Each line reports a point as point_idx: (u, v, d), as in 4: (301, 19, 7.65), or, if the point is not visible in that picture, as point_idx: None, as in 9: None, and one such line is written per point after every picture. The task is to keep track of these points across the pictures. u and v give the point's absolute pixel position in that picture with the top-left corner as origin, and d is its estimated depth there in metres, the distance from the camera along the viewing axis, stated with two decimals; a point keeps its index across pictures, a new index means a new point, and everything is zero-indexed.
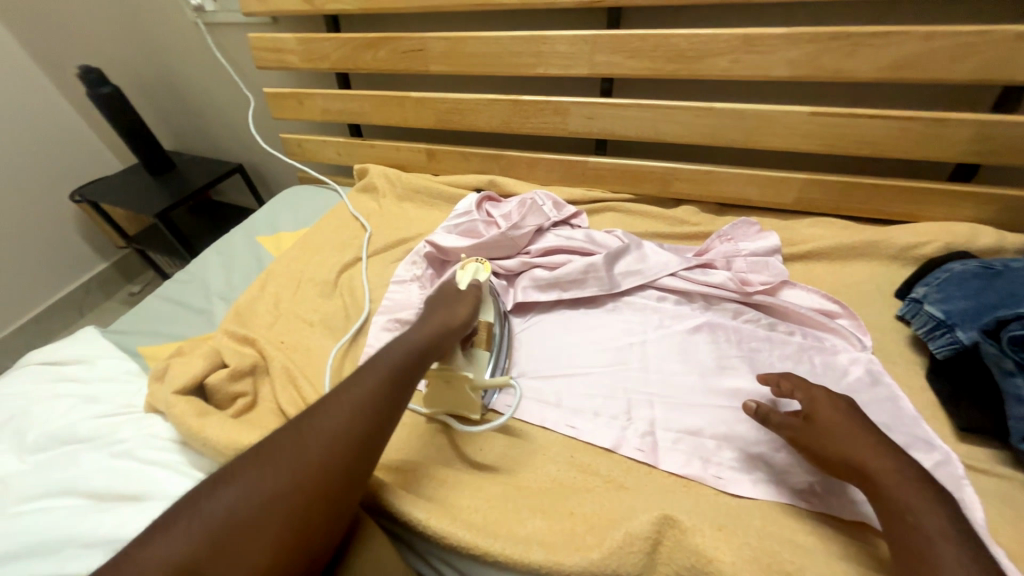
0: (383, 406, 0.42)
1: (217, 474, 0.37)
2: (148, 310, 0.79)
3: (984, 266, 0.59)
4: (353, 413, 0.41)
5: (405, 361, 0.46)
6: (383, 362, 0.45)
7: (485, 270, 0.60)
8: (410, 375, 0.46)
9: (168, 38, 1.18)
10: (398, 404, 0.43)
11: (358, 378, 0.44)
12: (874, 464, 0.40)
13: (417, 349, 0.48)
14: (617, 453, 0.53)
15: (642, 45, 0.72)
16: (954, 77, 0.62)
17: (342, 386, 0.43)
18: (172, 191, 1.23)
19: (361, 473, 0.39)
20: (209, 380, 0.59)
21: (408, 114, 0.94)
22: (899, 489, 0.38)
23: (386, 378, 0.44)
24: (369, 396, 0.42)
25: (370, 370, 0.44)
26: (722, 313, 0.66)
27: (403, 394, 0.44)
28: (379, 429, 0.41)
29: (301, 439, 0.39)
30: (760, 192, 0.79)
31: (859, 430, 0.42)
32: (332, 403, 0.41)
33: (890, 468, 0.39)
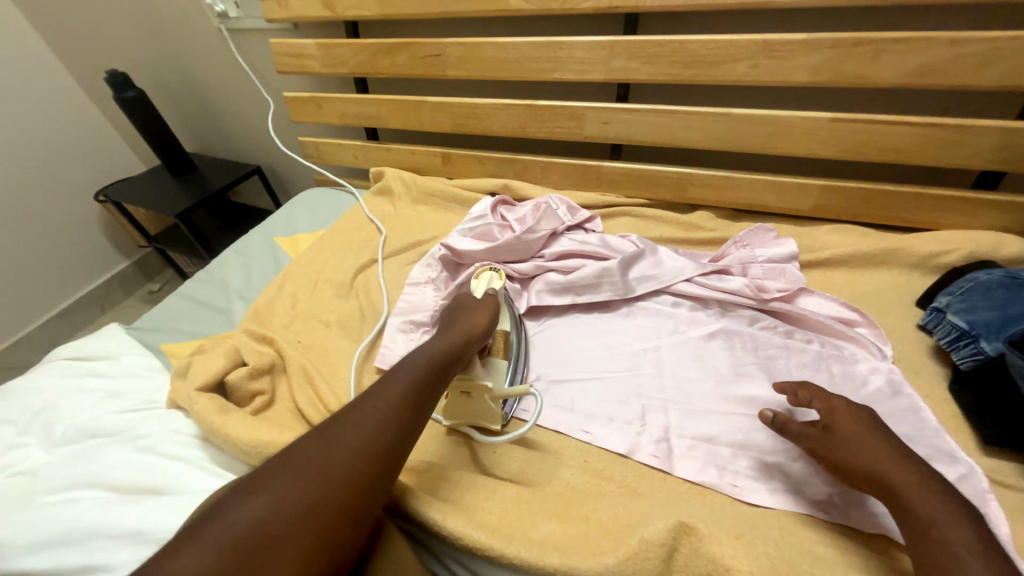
0: (407, 415, 0.43)
1: (242, 481, 0.37)
2: (171, 308, 0.80)
3: (1010, 276, 0.58)
4: (379, 420, 0.42)
5: (428, 369, 0.48)
6: (407, 371, 0.47)
7: (499, 279, 0.65)
8: (433, 384, 0.47)
9: (192, 43, 1.21)
10: (421, 413, 0.45)
11: (381, 387, 0.45)
12: (898, 476, 0.39)
13: (439, 357, 0.49)
14: (631, 459, 0.52)
15: (659, 51, 0.72)
16: (980, 83, 0.61)
17: (366, 394, 0.44)
18: (192, 192, 1.26)
19: (386, 479, 0.40)
20: (230, 377, 0.61)
21: (425, 118, 0.95)
22: (923, 502, 0.37)
23: (411, 387, 0.45)
24: (395, 405, 0.43)
25: (395, 379, 0.46)
26: (738, 319, 0.66)
27: (426, 403, 0.46)
28: (404, 437, 0.42)
29: (329, 446, 0.39)
30: (777, 198, 0.79)
31: (882, 443, 0.42)
32: (359, 410, 0.42)
33: (914, 481, 0.39)
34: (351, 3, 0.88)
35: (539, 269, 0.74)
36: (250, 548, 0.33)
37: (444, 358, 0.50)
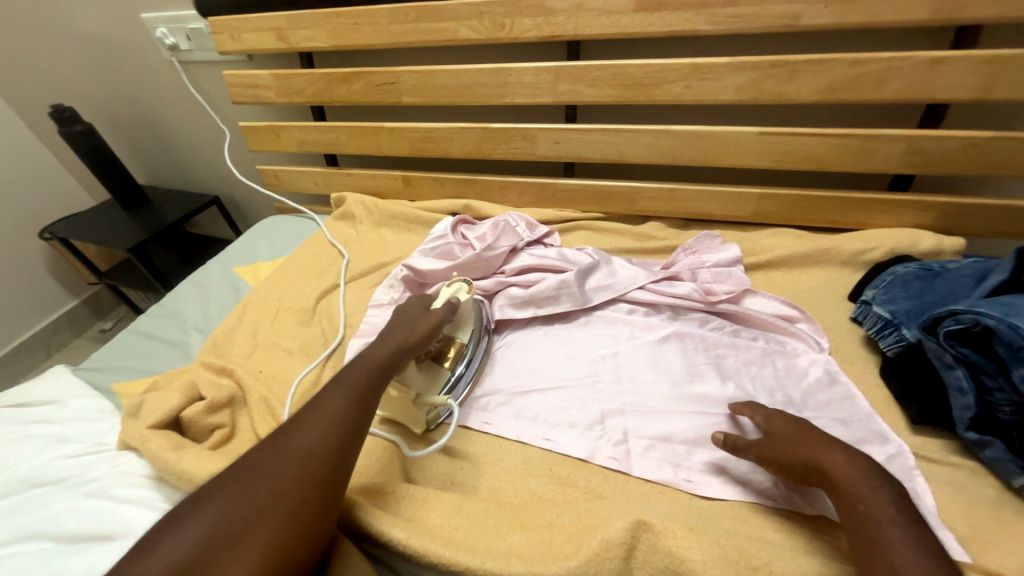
0: (348, 426, 0.46)
1: (200, 492, 0.41)
2: (124, 345, 0.78)
3: (924, 268, 0.64)
4: (327, 426, 0.45)
5: (370, 376, 0.51)
6: (350, 380, 0.50)
7: (467, 291, 0.66)
8: (375, 387, 0.51)
9: (142, 76, 1.19)
10: (365, 422, 0.47)
11: (321, 403, 0.47)
12: (823, 459, 0.43)
13: (381, 364, 0.53)
14: (592, 463, 0.55)
15: (602, 75, 0.77)
16: (885, 97, 0.68)
17: (306, 412, 0.47)
18: (146, 225, 1.23)
19: (340, 480, 0.43)
20: (185, 413, 0.59)
21: (383, 143, 0.96)
22: (852, 481, 0.40)
23: (355, 393, 0.49)
24: (341, 412, 0.47)
25: (339, 388, 0.49)
26: (689, 322, 0.69)
27: (368, 412, 0.48)
28: (352, 438, 0.46)
29: (281, 453, 0.43)
30: (721, 206, 0.84)
31: (806, 433, 0.46)
32: (300, 428, 0.45)
33: (841, 462, 0.42)
34: (304, 34, 0.90)
35: (500, 287, 0.76)
36: (209, 549, 0.36)
37: (384, 364, 0.53)
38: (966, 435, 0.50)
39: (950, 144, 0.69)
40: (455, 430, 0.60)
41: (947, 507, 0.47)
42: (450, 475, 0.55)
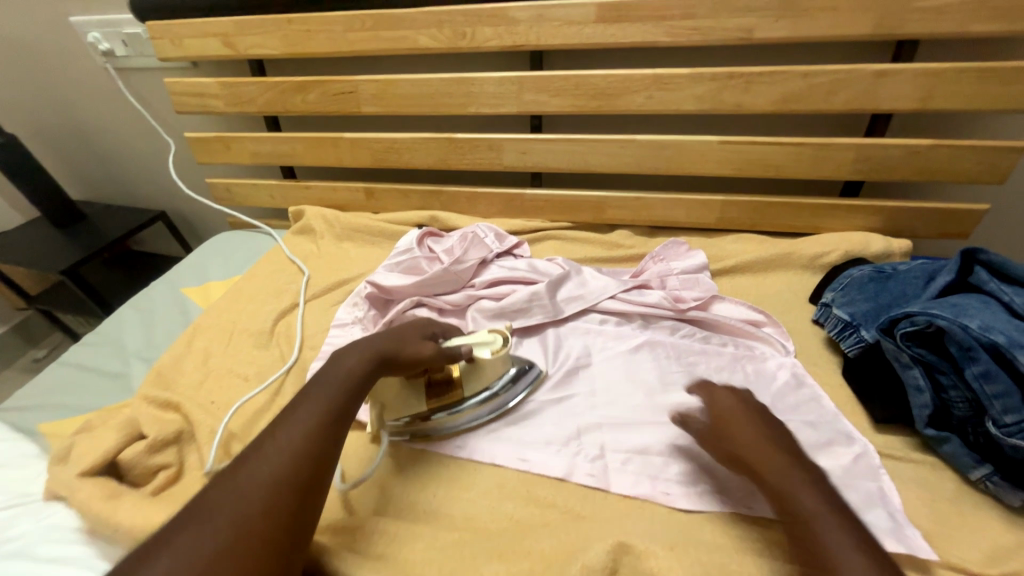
0: (311, 461, 0.42)
1: (147, 544, 0.35)
2: (52, 380, 0.70)
3: (877, 271, 0.67)
4: (294, 457, 0.41)
5: (339, 401, 0.47)
6: (318, 405, 0.46)
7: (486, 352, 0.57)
8: (343, 414, 0.47)
9: (73, 85, 1.11)
10: (333, 452, 0.44)
11: (282, 430, 0.43)
12: (757, 448, 0.45)
13: (352, 387, 0.49)
14: (571, 481, 0.53)
15: (565, 85, 0.77)
16: (833, 107, 0.71)
17: (264, 442, 0.42)
18: (81, 244, 1.13)
19: (307, 517, 0.40)
20: (124, 455, 0.53)
21: (343, 154, 0.93)
22: (779, 473, 0.42)
23: (324, 420, 0.45)
24: (309, 441, 0.43)
25: (307, 413, 0.45)
26: (661, 330, 0.70)
27: (337, 440, 0.45)
28: (321, 471, 0.42)
29: (243, 490, 0.38)
30: (686, 213, 0.85)
31: (746, 417, 0.48)
32: (258, 460, 0.40)
33: (771, 456, 0.44)
34: (254, 41, 0.86)
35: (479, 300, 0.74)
36: None
37: (357, 376, 0.49)
38: (926, 432, 0.52)
39: (893, 152, 0.73)
40: (427, 456, 0.57)
41: (911, 504, 0.49)
42: (422, 505, 0.52)
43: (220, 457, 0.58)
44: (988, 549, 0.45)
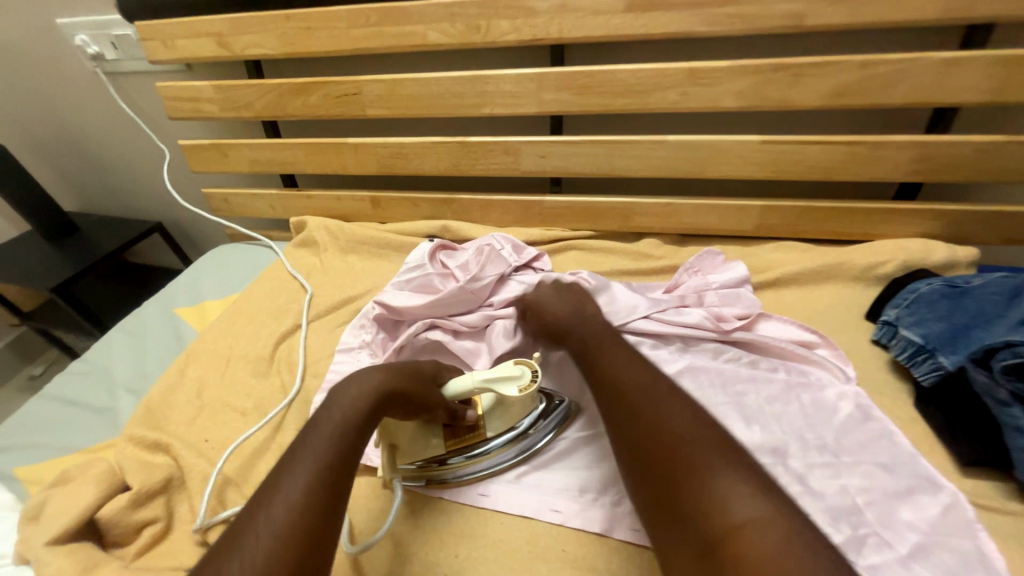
0: (299, 551, 0.33)
1: None
2: (32, 416, 0.64)
3: (948, 285, 0.58)
4: (277, 547, 0.32)
5: (334, 464, 0.38)
6: (309, 471, 0.37)
7: (508, 390, 0.48)
8: (340, 479, 0.38)
9: (63, 91, 1.05)
10: (332, 520, 0.36)
11: (262, 510, 0.34)
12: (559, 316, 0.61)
13: (349, 440, 0.40)
14: (611, 538, 0.46)
15: (589, 82, 0.70)
16: (893, 101, 0.63)
17: (242, 525, 0.34)
18: (74, 259, 1.07)
19: None
20: (103, 513, 0.47)
21: (347, 161, 0.86)
22: (574, 325, 0.58)
23: (317, 492, 0.36)
24: (297, 523, 0.34)
25: (293, 483, 0.36)
26: (702, 354, 0.62)
27: (334, 515, 0.36)
28: (313, 563, 0.33)
29: None
30: (721, 220, 0.78)
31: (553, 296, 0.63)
32: (233, 554, 0.32)
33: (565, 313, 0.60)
34: (249, 40, 0.79)
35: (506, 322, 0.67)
36: None
37: (354, 425, 0.41)
38: None
39: (959, 150, 0.65)
40: (446, 506, 0.50)
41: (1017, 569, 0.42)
42: (442, 568, 0.45)
43: (214, 507, 0.52)
44: None
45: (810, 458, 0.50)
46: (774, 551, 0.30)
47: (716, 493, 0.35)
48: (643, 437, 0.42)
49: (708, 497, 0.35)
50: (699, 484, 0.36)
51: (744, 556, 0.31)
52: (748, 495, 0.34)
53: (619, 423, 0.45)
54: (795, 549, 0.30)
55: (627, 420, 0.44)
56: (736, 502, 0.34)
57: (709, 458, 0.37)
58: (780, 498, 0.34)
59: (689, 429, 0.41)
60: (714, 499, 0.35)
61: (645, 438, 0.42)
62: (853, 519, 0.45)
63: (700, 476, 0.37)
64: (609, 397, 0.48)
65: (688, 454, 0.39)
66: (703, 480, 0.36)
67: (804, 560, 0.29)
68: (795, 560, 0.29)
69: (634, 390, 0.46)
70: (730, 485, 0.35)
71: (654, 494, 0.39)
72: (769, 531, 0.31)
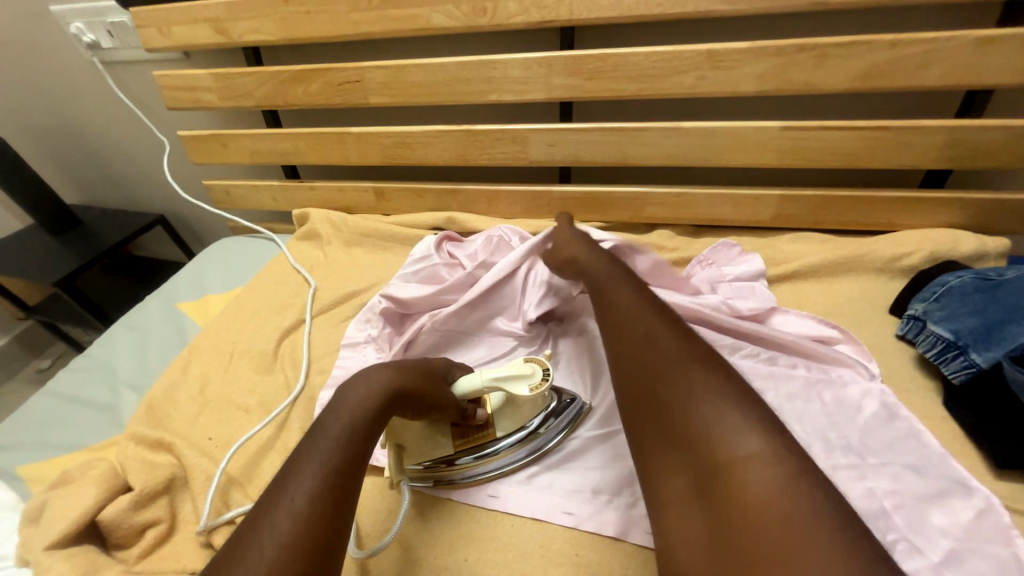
0: (305, 559, 0.31)
1: None
2: (35, 413, 0.63)
3: (981, 276, 0.55)
4: (283, 554, 0.31)
5: (342, 467, 0.36)
6: (316, 474, 0.35)
7: (519, 389, 0.47)
8: (348, 480, 0.36)
9: (60, 82, 1.03)
10: (340, 524, 0.34)
11: (267, 518, 0.32)
12: (579, 251, 0.58)
13: (356, 440, 0.38)
14: (626, 541, 0.45)
15: (601, 66, 0.67)
16: (924, 83, 0.60)
17: (246, 534, 0.32)
18: (76, 252, 1.06)
19: None
20: (105, 514, 0.46)
21: (350, 151, 0.84)
22: (586, 259, 0.56)
23: (323, 496, 0.34)
24: (304, 529, 0.32)
25: (299, 487, 0.34)
26: (719, 350, 0.59)
27: (343, 519, 0.35)
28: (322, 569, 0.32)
29: None
30: (737, 211, 0.75)
31: (577, 236, 0.61)
32: (237, 565, 0.30)
33: (578, 249, 0.58)
34: (247, 26, 0.77)
35: (517, 317, 0.65)
36: None
37: (362, 426, 0.39)
38: None
39: (993, 135, 0.62)
40: (455, 507, 0.49)
41: None
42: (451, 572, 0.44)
43: (218, 508, 0.51)
44: None
45: (833, 459, 0.47)
46: (772, 490, 0.29)
47: (718, 424, 0.33)
48: (648, 364, 0.40)
49: (704, 428, 0.33)
50: (691, 410, 0.35)
51: (738, 488, 0.30)
52: (751, 429, 0.32)
53: (621, 353, 0.43)
54: (796, 491, 0.28)
55: (632, 347, 0.43)
56: (736, 435, 0.32)
57: (708, 390, 0.35)
58: (787, 438, 0.32)
59: (692, 358, 0.38)
60: (713, 430, 0.33)
61: (649, 366, 0.40)
62: (880, 524, 0.43)
63: (702, 405, 0.35)
64: (616, 326, 0.46)
65: (692, 381, 0.36)
66: (706, 410, 0.34)
67: (804, 503, 0.28)
68: (794, 503, 0.28)
69: (639, 321, 0.44)
70: (728, 416, 0.33)
71: (648, 421, 0.38)
72: (768, 467, 0.30)
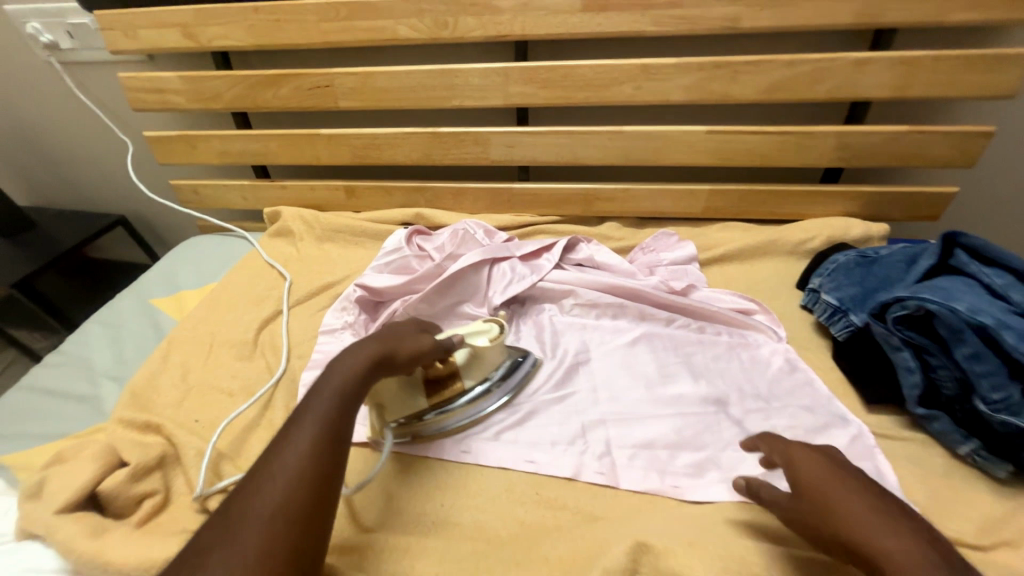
0: (309, 483, 0.37)
1: None
2: (13, 406, 0.65)
3: (862, 255, 0.68)
4: (291, 479, 0.37)
5: (337, 414, 0.43)
6: (314, 420, 0.42)
7: (483, 337, 0.58)
8: (342, 423, 0.43)
9: (12, 82, 1.01)
10: (337, 457, 0.40)
11: (273, 457, 0.39)
12: (848, 501, 0.37)
13: (348, 393, 0.45)
14: (579, 480, 0.53)
15: (551, 76, 0.75)
16: (818, 95, 0.72)
17: (258, 471, 0.38)
18: (30, 254, 1.04)
19: (314, 537, 0.36)
20: (103, 486, 0.50)
21: (320, 152, 0.88)
22: (853, 511, 0.37)
23: (320, 435, 0.40)
24: (304, 460, 0.39)
25: (301, 430, 0.41)
26: (656, 321, 0.70)
27: (341, 453, 0.41)
28: (326, 490, 0.38)
29: (235, 526, 0.34)
30: (675, 204, 0.86)
31: (831, 475, 0.40)
32: (253, 493, 0.36)
33: (846, 498, 0.37)
34: (217, 32, 0.80)
35: (485, 303, 0.72)
36: None
37: (352, 387, 0.45)
38: (917, 411, 0.53)
39: (871, 139, 0.75)
40: (431, 464, 0.55)
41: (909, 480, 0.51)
42: (429, 515, 0.51)
43: (210, 479, 0.55)
44: (982, 520, 0.47)
45: (746, 405, 0.58)
46: None
47: None
48: None
49: None
50: None
51: None
52: None
53: None
54: None
55: None
56: None
57: None
58: None
59: None
60: None
61: None
62: None
63: None
64: None
65: None
66: None
67: None
68: None
69: None
70: None
71: None
72: None
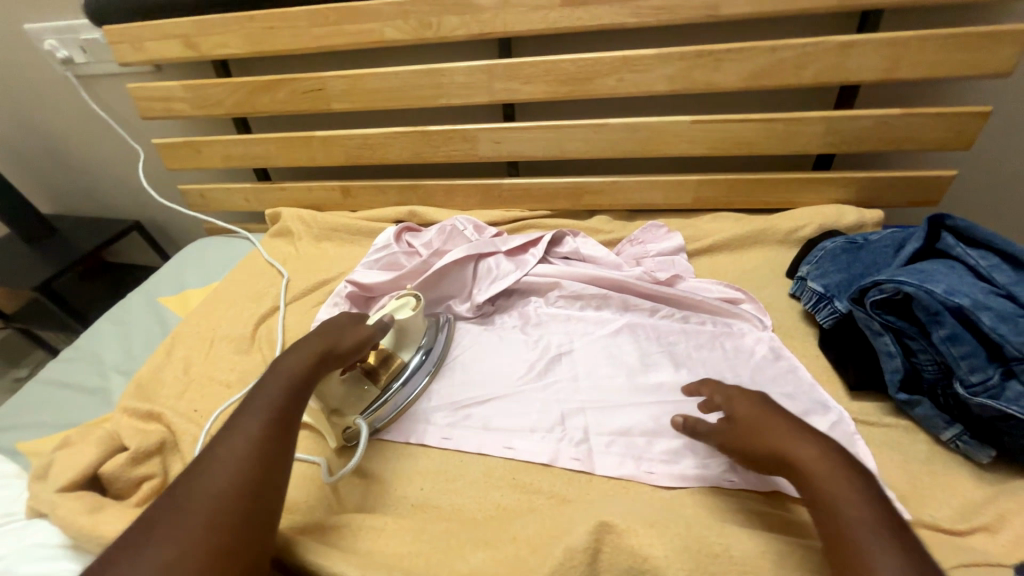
0: (259, 464, 0.39)
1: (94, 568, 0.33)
2: (30, 398, 0.69)
3: (849, 241, 0.67)
4: (241, 460, 0.39)
5: (286, 401, 0.45)
6: (262, 407, 0.43)
7: (406, 309, 0.61)
8: (292, 408, 0.45)
9: (34, 97, 1.08)
10: (287, 441, 0.42)
11: (224, 442, 0.40)
12: (766, 417, 0.43)
13: (296, 382, 0.47)
14: (555, 466, 0.54)
15: (535, 71, 0.76)
16: (803, 81, 0.71)
17: (207, 454, 0.40)
18: (53, 257, 1.10)
19: (265, 512, 0.38)
20: (104, 469, 0.53)
21: (316, 153, 0.91)
22: (767, 423, 0.42)
23: (270, 420, 0.42)
24: (254, 443, 0.40)
25: (249, 416, 0.42)
26: (640, 312, 0.70)
27: (291, 436, 0.43)
28: (277, 469, 0.40)
29: (184, 504, 0.36)
30: (663, 196, 0.86)
31: (758, 402, 0.45)
32: (202, 474, 0.38)
33: (765, 416, 0.43)
34: (216, 40, 0.84)
35: (469, 298, 0.74)
36: None
37: (300, 379, 0.47)
38: (898, 396, 0.52)
39: (862, 124, 0.73)
40: (412, 450, 0.57)
41: (888, 466, 0.50)
42: (407, 498, 0.53)
43: None
44: (959, 506, 0.46)
45: None
46: None
47: None
48: None
49: None
50: None
51: None
52: None
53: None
54: None
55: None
56: None
57: None
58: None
59: None
60: None
61: None
62: None
63: None
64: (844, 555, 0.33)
65: None
66: None
67: None
68: None
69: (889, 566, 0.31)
70: None
71: None
72: None
